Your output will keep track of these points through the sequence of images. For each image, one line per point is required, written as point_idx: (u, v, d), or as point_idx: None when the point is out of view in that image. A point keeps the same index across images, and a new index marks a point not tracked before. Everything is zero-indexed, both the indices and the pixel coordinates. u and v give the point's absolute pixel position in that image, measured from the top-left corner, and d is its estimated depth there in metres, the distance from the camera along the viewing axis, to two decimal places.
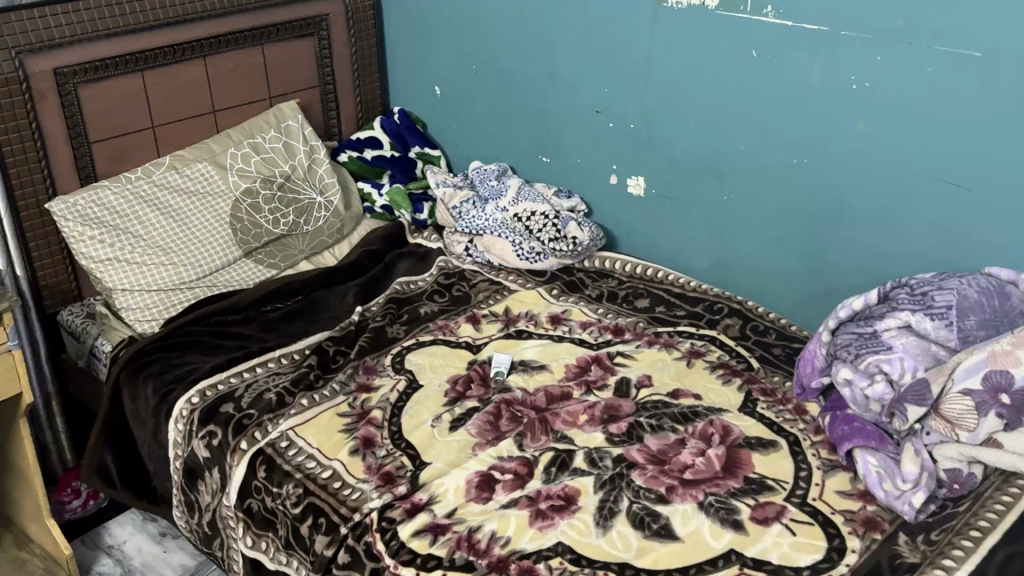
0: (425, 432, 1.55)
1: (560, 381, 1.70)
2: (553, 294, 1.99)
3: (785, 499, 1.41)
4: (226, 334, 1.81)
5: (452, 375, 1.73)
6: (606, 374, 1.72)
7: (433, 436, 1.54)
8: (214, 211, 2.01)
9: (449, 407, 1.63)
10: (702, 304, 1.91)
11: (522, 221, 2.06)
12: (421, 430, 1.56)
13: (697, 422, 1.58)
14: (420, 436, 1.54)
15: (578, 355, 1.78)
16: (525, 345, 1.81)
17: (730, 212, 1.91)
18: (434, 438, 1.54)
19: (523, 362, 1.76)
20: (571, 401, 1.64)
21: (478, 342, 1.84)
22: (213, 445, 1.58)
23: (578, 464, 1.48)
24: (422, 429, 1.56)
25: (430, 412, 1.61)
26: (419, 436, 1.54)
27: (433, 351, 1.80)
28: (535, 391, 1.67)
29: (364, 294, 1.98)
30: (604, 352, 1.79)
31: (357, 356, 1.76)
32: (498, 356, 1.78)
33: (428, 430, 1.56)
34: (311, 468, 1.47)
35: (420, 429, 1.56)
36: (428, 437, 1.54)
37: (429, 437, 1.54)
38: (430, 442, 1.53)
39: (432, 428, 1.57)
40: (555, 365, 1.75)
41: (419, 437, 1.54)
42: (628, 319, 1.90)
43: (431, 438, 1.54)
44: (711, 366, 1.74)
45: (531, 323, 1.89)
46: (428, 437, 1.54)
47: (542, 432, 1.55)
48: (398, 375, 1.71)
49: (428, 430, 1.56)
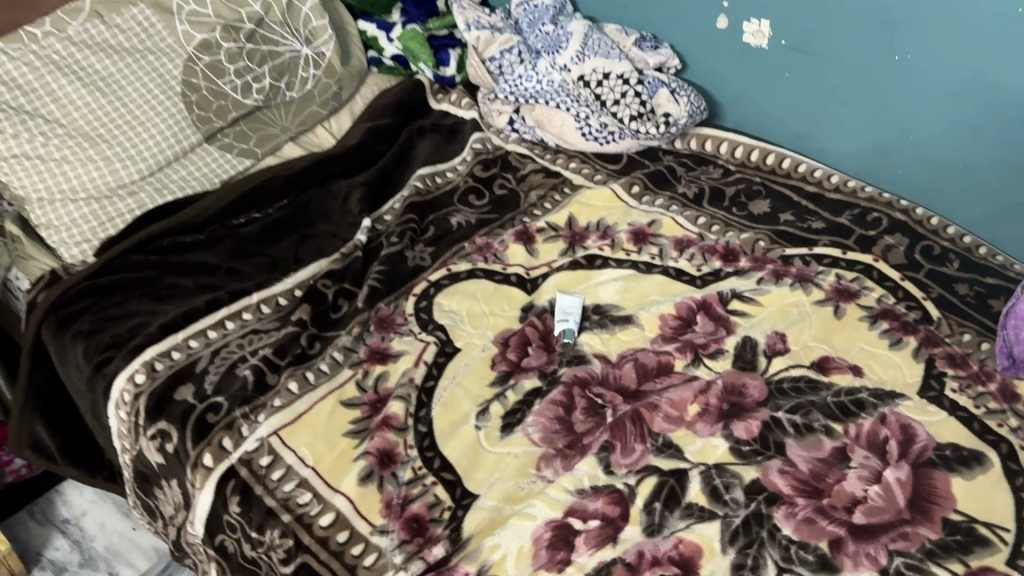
0: (467, 441, 1.07)
1: (655, 346, 1.20)
2: (633, 194, 1.44)
3: (1010, 564, 0.94)
4: (182, 267, 1.31)
5: (500, 332, 1.23)
6: (722, 334, 1.21)
7: (477, 447, 1.06)
8: (159, 79, 1.42)
9: (496, 393, 1.14)
10: (847, 213, 1.37)
11: (589, 86, 1.47)
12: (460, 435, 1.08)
13: (862, 419, 1.09)
14: (459, 449, 1.06)
15: (678, 299, 1.26)
16: (601, 283, 1.29)
17: (899, 80, 1.31)
18: (478, 452, 1.06)
19: (600, 314, 1.25)
20: (673, 381, 1.15)
21: (533, 275, 1.32)
22: (167, 451, 1.12)
23: (694, 497, 1.01)
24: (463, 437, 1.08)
25: (473, 405, 1.12)
26: (460, 449, 1.06)
27: (471, 290, 1.29)
28: (620, 364, 1.17)
29: (371, 200, 1.42)
30: (714, 294, 1.26)
31: (363, 305, 1.25)
32: (564, 299, 1.26)
33: (471, 435, 1.08)
34: (305, 506, 1.01)
35: (458, 435, 1.08)
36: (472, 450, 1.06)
37: (473, 451, 1.06)
38: (475, 461, 1.05)
39: (476, 429, 1.09)
40: (644, 317, 1.23)
41: (459, 451, 1.06)
42: (742, 236, 1.36)
43: (476, 454, 1.06)
44: (870, 316, 1.23)
45: (607, 242, 1.36)
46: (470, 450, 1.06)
47: (636, 438, 1.07)
48: (425, 335, 1.21)
49: (470, 433, 1.08)
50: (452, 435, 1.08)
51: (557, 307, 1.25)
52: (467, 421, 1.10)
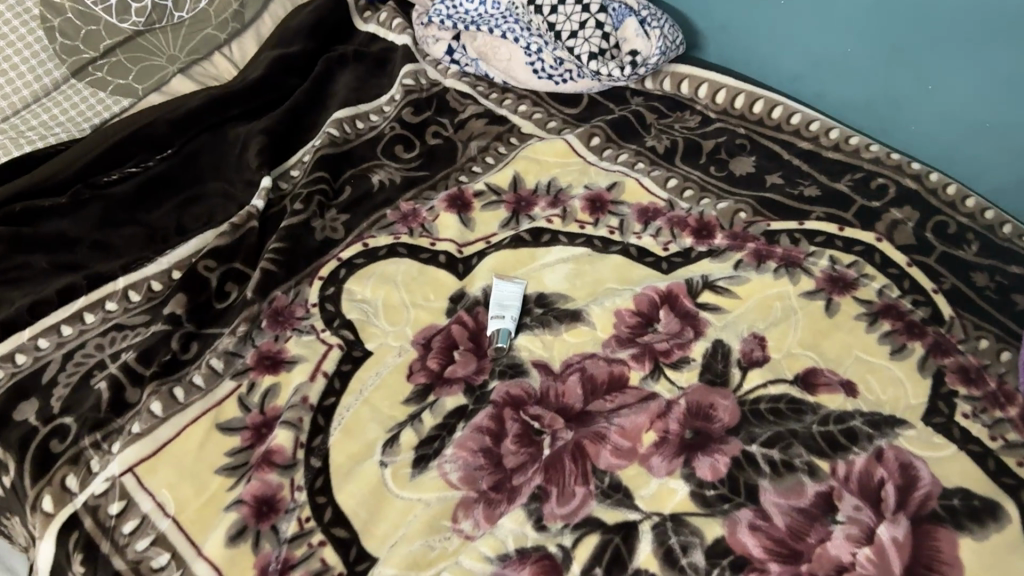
0: (366, 484, 0.87)
1: (607, 351, 0.98)
2: (593, 147, 1.20)
3: None
4: (36, 240, 1.08)
5: (421, 331, 1.01)
6: (689, 336, 0.99)
7: (378, 493, 0.86)
8: (8, 0, 1.15)
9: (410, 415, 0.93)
10: (846, 178, 1.14)
11: (542, 12, 1.22)
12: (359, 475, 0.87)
13: (852, 455, 0.89)
14: (355, 496, 0.86)
15: (639, 289, 1.04)
16: (548, 266, 1.07)
17: (917, 18, 1.06)
18: (379, 499, 0.86)
19: (544, 307, 1.03)
20: (626, 399, 0.94)
21: (466, 253, 1.09)
22: (4, 484, 0.92)
23: (643, 562, 0.81)
24: (363, 479, 0.87)
25: (380, 433, 0.91)
26: (357, 496, 0.86)
27: (390, 274, 1.07)
28: (564, 376, 0.96)
29: (272, 155, 1.18)
30: (681, 282, 1.04)
31: (252, 297, 1.03)
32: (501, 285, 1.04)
33: (374, 476, 0.87)
34: (161, 572, 0.82)
35: (356, 477, 0.87)
36: (372, 497, 0.86)
37: (374, 497, 0.86)
38: (374, 512, 0.85)
39: (381, 466, 0.88)
40: (595, 314, 1.02)
41: (356, 499, 0.86)
42: (720, 205, 1.13)
43: (376, 502, 0.86)
44: (868, 314, 1.01)
45: (557, 211, 1.13)
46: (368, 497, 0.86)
47: (577, 479, 0.87)
48: (329, 337, 1.00)
49: (372, 471, 0.88)
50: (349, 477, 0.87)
51: (491, 299, 1.03)
52: (371, 455, 0.89)
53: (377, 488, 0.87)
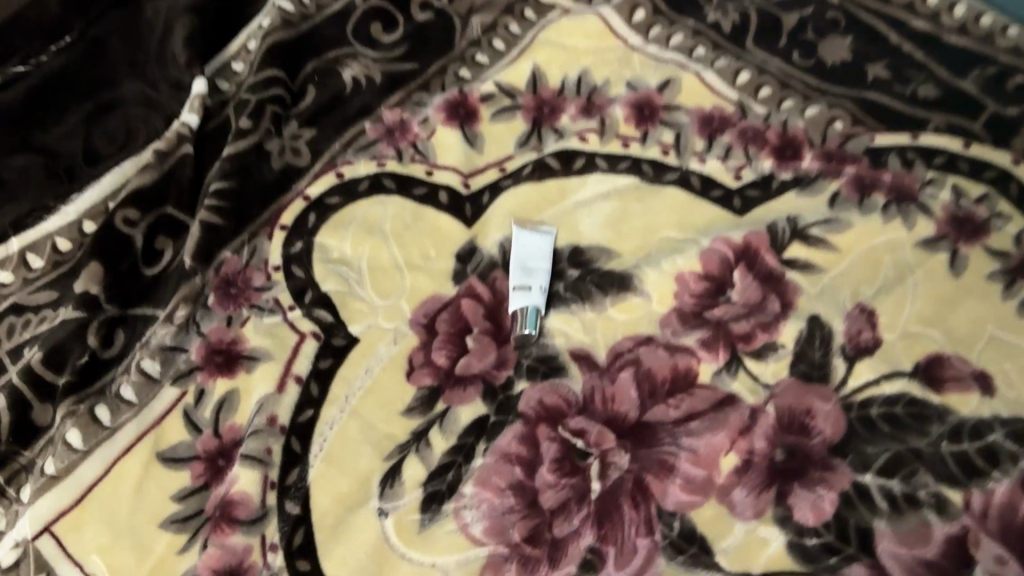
0: (363, 546, 0.66)
1: (668, 335, 0.75)
2: (636, 25, 0.91)
3: None
4: None
5: (421, 309, 0.77)
6: (775, 310, 0.76)
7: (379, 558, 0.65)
8: None
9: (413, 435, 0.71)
10: (974, 73, 0.87)
11: None
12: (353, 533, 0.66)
13: (992, 484, 0.68)
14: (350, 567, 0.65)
15: (707, 242, 0.79)
16: (583, 207, 0.81)
17: None
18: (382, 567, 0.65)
19: (581, 269, 0.78)
20: (696, 405, 0.72)
21: (474, 187, 0.82)
22: None
23: None
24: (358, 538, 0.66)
25: (376, 464, 0.69)
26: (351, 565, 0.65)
27: (376, 222, 0.81)
28: (613, 372, 0.73)
29: (204, 45, 0.88)
30: (761, 231, 0.79)
31: (191, 267, 0.77)
32: (524, 238, 0.79)
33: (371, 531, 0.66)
34: None
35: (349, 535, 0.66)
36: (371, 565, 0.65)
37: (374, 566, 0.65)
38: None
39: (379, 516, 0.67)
40: (650, 280, 0.77)
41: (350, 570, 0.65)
42: (807, 112, 0.86)
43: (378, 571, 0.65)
44: (1004, 273, 0.78)
45: (593, 123, 0.85)
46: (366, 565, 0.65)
47: (639, 530, 0.66)
48: (301, 322, 0.75)
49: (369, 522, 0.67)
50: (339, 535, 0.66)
51: (511, 260, 0.78)
52: (366, 499, 0.68)
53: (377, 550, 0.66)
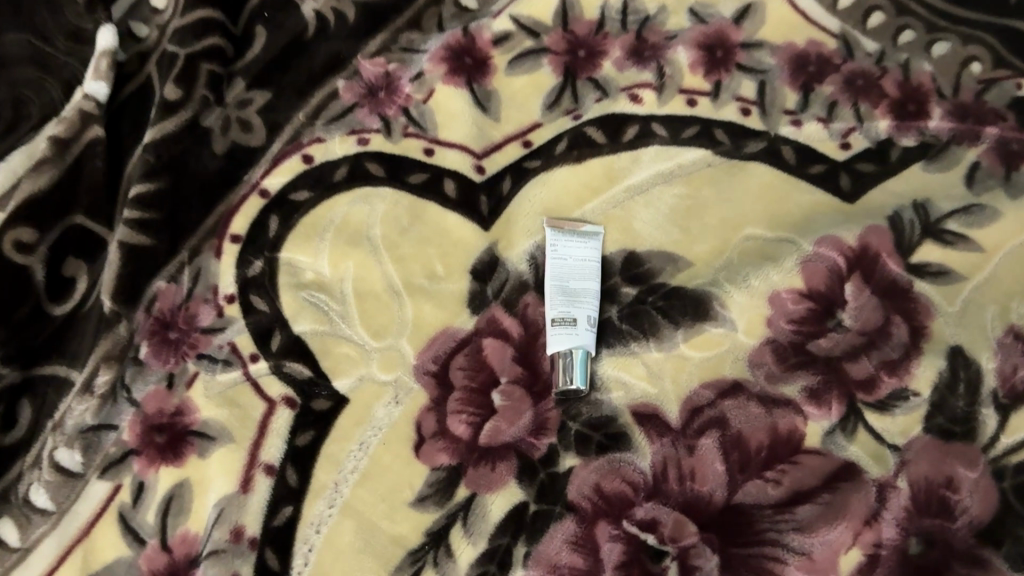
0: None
1: (761, 380, 0.56)
2: None
3: None
4: None
5: (428, 353, 0.57)
6: (900, 339, 0.57)
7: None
8: None
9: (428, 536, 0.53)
10: None
11: None
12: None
13: None
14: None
15: (810, 246, 0.59)
16: (639, 197, 0.61)
17: None
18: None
19: (639, 287, 0.59)
20: (803, 480, 0.54)
21: (491, 170, 0.61)
22: None
23: None
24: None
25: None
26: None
27: (360, 225, 0.59)
28: (690, 437, 0.55)
29: None
30: (881, 228, 0.59)
31: (114, 312, 0.57)
32: (563, 245, 0.58)
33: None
34: None
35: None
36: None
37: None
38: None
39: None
40: (736, 304, 0.58)
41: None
42: (935, 49, 0.65)
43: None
44: None
45: (647, 74, 0.63)
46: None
47: None
48: (267, 382, 0.56)
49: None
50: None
51: (547, 278, 0.58)
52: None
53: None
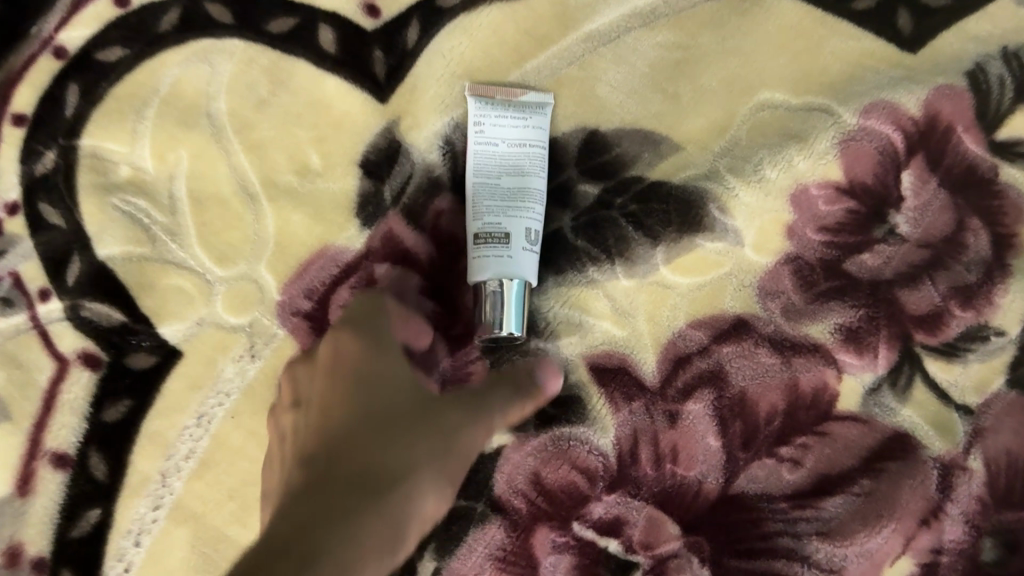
0: (403, 482, 0.32)
1: (777, 317, 0.39)
2: None
3: None
4: None
5: (298, 285, 0.40)
6: (979, 253, 0.39)
7: (443, 498, 0.34)
8: None
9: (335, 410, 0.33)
10: None
11: None
12: (373, 436, 0.32)
13: None
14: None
15: (852, 119, 0.40)
16: (606, 49, 0.42)
17: None
18: (455, 488, 0.34)
19: (604, 182, 0.40)
20: (835, 461, 0.38)
21: (388, 14, 0.41)
22: None
23: None
24: (406, 442, 0.33)
25: (383, 353, 0.35)
26: (356, 563, 0.29)
27: (197, 97, 0.41)
28: (671, 400, 0.39)
29: None
30: (957, 90, 0.41)
31: None
32: (491, 125, 0.39)
33: (434, 426, 0.34)
34: None
35: (370, 427, 0.33)
36: (414, 514, 0.32)
37: (422, 517, 0.33)
38: (409, 541, 0.32)
39: (429, 424, 0.34)
40: (742, 206, 0.40)
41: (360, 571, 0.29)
42: None
43: (434, 505, 0.33)
44: None
45: None
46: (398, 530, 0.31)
47: None
48: (59, 332, 0.39)
49: (415, 413, 0.34)
50: (393, 477, 0.32)
51: (468, 176, 0.39)
52: (394, 416, 0.33)
53: (447, 472, 0.34)
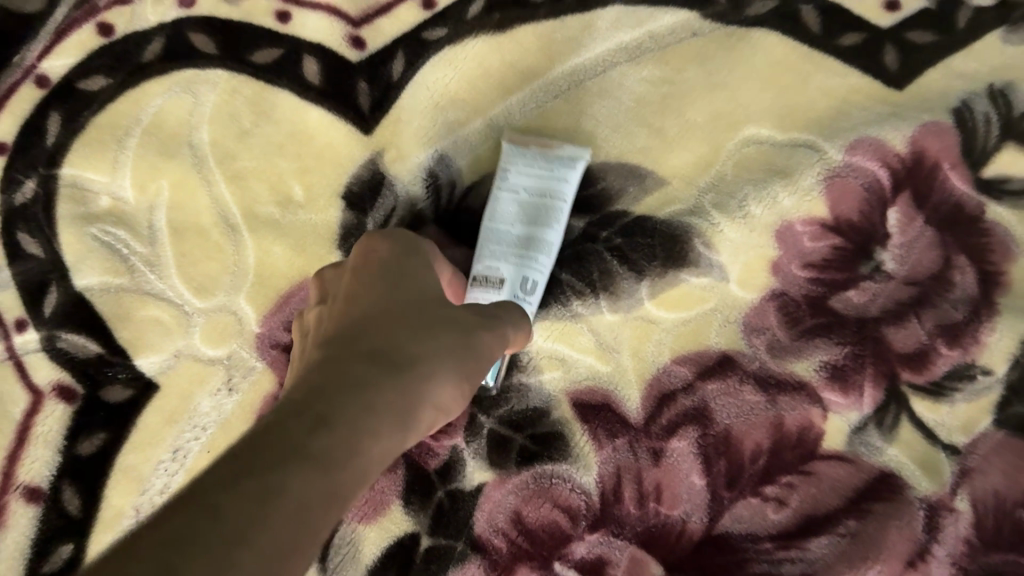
0: (428, 376, 0.26)
1: (763, 354, 0.39)
2: None
3: None
4: None
5: (278, 317, 0.39)
6: (966, 291, 0.39)
7: (466, 393, 0.28)
8: None
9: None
10: None
11: None
12: (387, 328, 0.26)
13: None
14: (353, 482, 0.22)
15: (838, 155, 0.40)
16: (592, 83, 0.42)
17: None
18: (472, 391, 0.29)
19: (589, 216, 0.40)
20: (822, 501, 0.37)
21: (373, 46, 0.41)
22: None
23: None
24: (427, 333, 0.27)
25: (414, 260, 0.30)
26: (364, 441, 0.23)
27: (179, 127, 0.41)
28: (655, 438, 0.38)
29: None
30: (944, 127, 0.40)
31: None
32: (518, 172, 0.39)
33: (457, 324, 0.28)
34: None
35: (374, 316, 0.27)
36: (431, 401, 0.26)
37: (442, 409, 0.27)
38: (418, 433, 0.26)
39: (445, 309, 0.29)
40: (728, 242, 0.39)
41: (368, 445, 0.23)
42: None
43: (449, 404, 0.28)
44: None
45: None
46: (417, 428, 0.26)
47: None
48: (34, 363, 0.38)
49: (432, 308, 0.28)
50: (405, 356, 0.26)
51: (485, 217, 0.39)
52: (417, 305, 0.28)
53: (468, 369, 0.28)
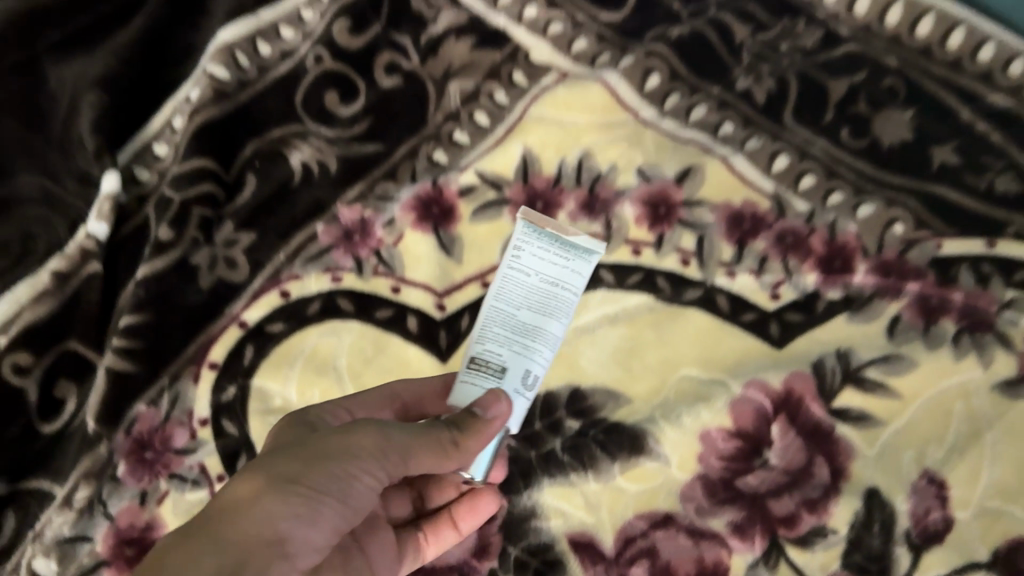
0: (250, 512, 0.42)
1: (692, 514, 0.61)
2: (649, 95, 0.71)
3: None
4: None
5: None
6: (821, 479, 0.61)
7: (294, 497, 0.43)
8: None
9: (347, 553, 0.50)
10: None
11: None
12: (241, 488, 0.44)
13: None
14: None
15: (739, 388, 0.64)
16: (585, 336, 0.66)
17: None
18: (322, 488, 0.44)
19: (583, 420, 0.64)
20: None
21: (451, 309, 0.67)
22: None
23: None
24: (263, 475, 0.44)
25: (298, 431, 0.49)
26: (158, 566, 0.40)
27: (328, 356, 0.65)
28: (622, 566, 0.60)
29: (113, 126, 0.70)
30: (805, 374, 0.64)
31: (96, 433, 0.63)
32: (527, 264, 0.57)
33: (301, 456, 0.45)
34: None
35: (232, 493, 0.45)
36: (263, 516, 0.42)
37: (280, 520, 0.43)
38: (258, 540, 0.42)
39: (282, 461, 0.45)
40: (670, 440, 0.62)
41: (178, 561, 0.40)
42: (860, 211, 0.68)
43: (294, 508, 0.43)
44: None
45: (596, 225, 0.69)
46: (251, 548, 0.41)
47: None
48: None
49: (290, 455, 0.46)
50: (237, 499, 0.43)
51: (495, 295, 0.57)
52: (277, 461, 0.46)
53: (294, 486, 0.44)
